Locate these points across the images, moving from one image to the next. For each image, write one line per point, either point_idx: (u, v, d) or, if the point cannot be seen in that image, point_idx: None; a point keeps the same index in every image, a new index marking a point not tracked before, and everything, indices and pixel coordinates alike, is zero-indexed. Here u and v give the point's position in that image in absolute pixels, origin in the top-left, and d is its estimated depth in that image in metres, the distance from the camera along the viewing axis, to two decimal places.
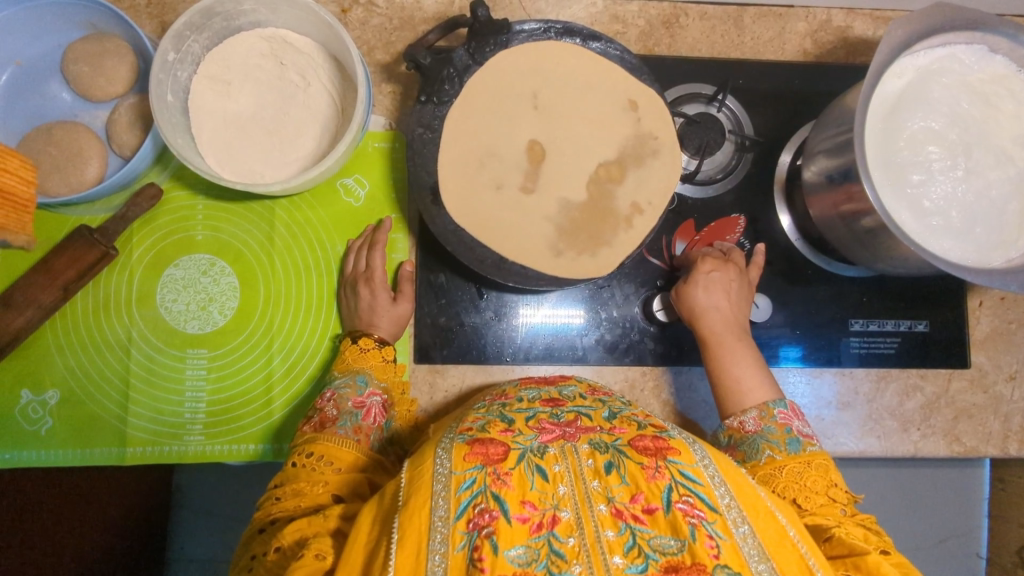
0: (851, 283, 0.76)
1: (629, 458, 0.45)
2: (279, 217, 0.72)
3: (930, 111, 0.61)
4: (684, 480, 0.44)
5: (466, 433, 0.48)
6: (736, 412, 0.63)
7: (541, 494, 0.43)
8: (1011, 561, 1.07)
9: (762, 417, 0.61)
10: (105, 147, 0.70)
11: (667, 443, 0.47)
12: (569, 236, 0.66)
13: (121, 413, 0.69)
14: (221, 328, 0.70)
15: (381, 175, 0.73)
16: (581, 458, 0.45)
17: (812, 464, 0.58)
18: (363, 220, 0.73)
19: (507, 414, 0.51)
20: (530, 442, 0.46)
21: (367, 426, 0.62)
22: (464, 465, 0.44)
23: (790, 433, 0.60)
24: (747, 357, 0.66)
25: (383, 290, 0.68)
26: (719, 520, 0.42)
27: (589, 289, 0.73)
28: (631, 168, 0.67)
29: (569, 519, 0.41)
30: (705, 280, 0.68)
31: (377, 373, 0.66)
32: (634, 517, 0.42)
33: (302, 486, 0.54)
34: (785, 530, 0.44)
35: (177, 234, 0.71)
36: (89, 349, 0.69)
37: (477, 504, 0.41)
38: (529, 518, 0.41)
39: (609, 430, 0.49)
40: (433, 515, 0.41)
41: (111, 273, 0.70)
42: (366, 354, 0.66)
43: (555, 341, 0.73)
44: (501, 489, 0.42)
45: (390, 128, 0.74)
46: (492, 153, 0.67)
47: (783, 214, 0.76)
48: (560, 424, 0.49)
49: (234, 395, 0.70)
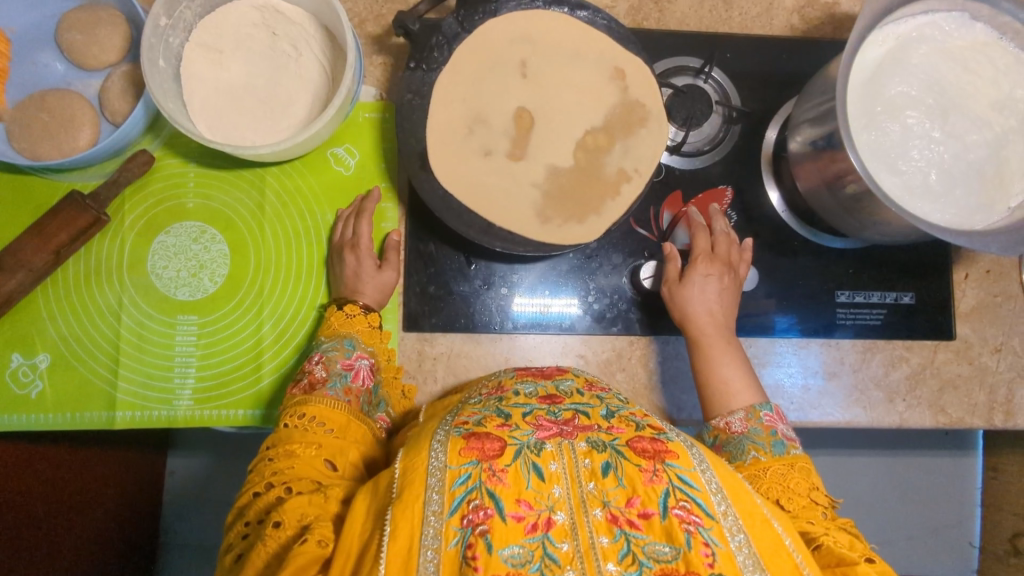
0: (838, 255, 0.77)
1: (626, 459, 0.45)
2: (270, 185, 0.73)
3: (909, 77, 0.62)
4: (681, 484, 0.44)
5: (462, 427, 0.48)
6: (722, 413, 0.64)
7: (536, 494, 0.43)
8: (1004, 548, 1.07)
9: (749, 418, 0.62)
10: (98, 114, 0.71)
11: (666, 446, 0.47)
12: (556, 203, 0.67)
13: (110, 376, 0.69)
14: (211, 294, 0.71)
15: (372, 145, 0.74)
16: (579, 458, 0.46)
17: (794, 467, 0.58)
18: (354, 190, 0.74)
19: (504, 408, 0.51)
20: (527, 438, 0.47)
21: (355, 388, 0.62)
22: (459, 459, 0.44)
23: (775, 436, 0.60)
24: (735, 359, 0.67)
25: (370, 254, 0.69)
26: (715, 527, 0.42)
27: (577, 258, 0.74)
28: (619, 136, 0.68)
29: (564, 523, 0.42)
30: (698, 280, 0.69)
31: (363, 338, 0.66)
32: (629, 523, 0.42)
33: (296, 447, 0.55)
34: (782, 540, 0.44)
35: (168, 201, 0.72)
36: (81, 314, 0.70)
37: (471, 500, 0.42)
38: (523, 517, 0.42)
39: (608, 428, 0.49)
40: (426, 510, 0.42)
41: (103, 240, 0.71)
42: (352, 318, 0.67)
43: (543, 311, 0.73)
44: (496, 486, 0.43)
45: (381, 100, 0.75)
46: (481, 120, 0.68)
47: (771, 189, 0.76)
48: (557, 422, 0.50)
49: (224, 360, 0.70)
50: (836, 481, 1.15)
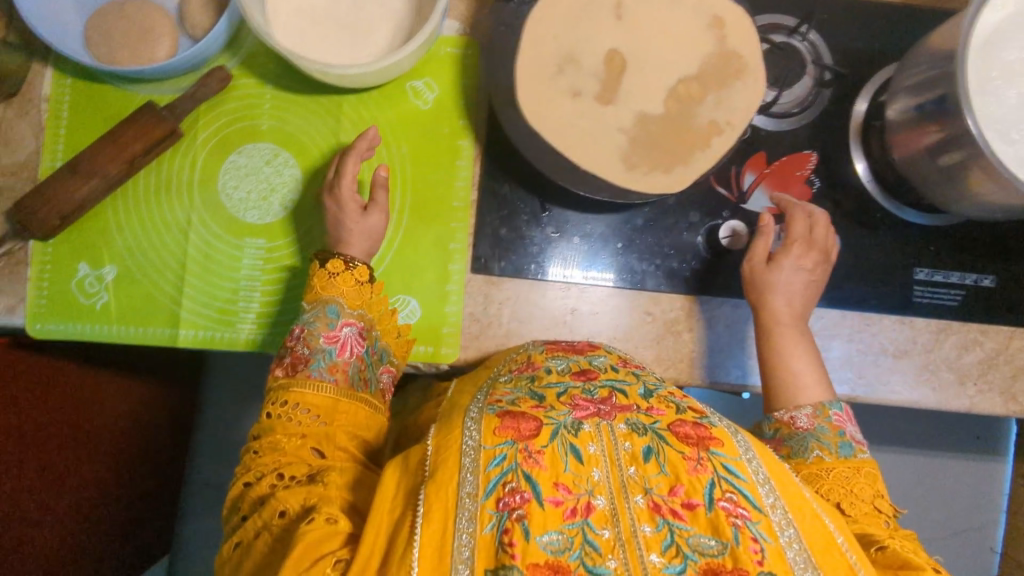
0: (919, 232, 0.74)
1: (670, 445, 0.46)
2: (346, 113, 0.71)
3: None
4: (727, 475, 0.44)
5: (496, 405, 0.49)
6: (787, 408, 0.63)
7: (575, 477, 0.44)
8: None
9: (817, 416, 0.61)
10: (177, 27, 0.69)
11: (709, 432, 0.47)
12: (643, 151, 0.65)
13: (175, 294, 0.68)
14: (280, 219, 0.70)
15: (452, 81, 0.72)
16: (618, 441, 0.47)
17: (861, 472, 0.58)
18: (431, 125, 0.72)
19: (538, 390, 0.52)
20: (563, 419, 0.48)
21: (342, 363, 0.60)
22: (494, 439, 0.45)
23: (842, 437, 0.60)
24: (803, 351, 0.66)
25: (354, 198, 0.66)
26: (762, 521, 0.42)
27: (652, 213, 0.72)
28: (713, 86, 0.65)
29: (604, 508, 0.42)
30: (784, 270, 0.67)
31: (347, 300, 0.63)
32: (672, 513, 0.43)
33: (280, 439, 0.55)
34: (832, 536, 0.44)
35: (242, 122, 0.70)
36: (148, 229, 0.69)
37: (507, 483, 0.42)
38: (562, 502, 0.42)
39: (647, 411, 0.50)
40: (460, 490, 0.42)
41: (174, 155, 0.69)
42: (336, 279, 0.63)
43: (614, 264, 0.72)
44: (532, 468, 0.43)
45: (464, 35, 0.72)
46: (572, 58, 0.65)
47: (857, 159, 0.74)
48: (594, 401, 0.50)
49: (288, 288, 0.69)
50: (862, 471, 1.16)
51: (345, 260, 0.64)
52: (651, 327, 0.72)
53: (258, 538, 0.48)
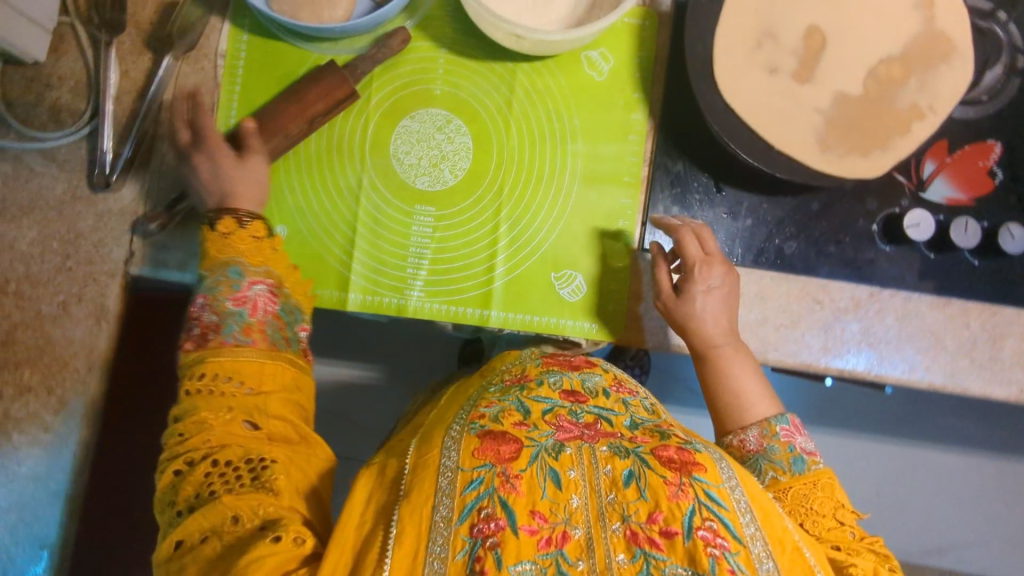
0: None
1: (651, 469, 0.47)
2: (520, 81, 0.69)
3: None
4: (709, 502, 0.45)
5: (480, 421, 0.50)
6: (736, 429, 0.62)
7: (552, 504, 0.45)
8: None
9: (765, 435, 0.60)
10: None
11: (693, 457, 0.48)
12: (840, 132, 0.63)
13: (344, 258, 0.67)
14: (450, 187, 0.68)
15: (629, 52, 0.70)
16: (600, 465, 0.48)
17: (819, 484, 0.57)
18: (605, 97, 0.70)
19: (526, 402, 0.52)
20: (546, 440, 0.49)
21: (257, 323, 0.55)
22: (473, 462, 0.46)
23: (795, 452, 0.59)
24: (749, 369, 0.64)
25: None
26: (742, 552, 0.44)
27: (828, 197, 0.70)
28: (916, 69, 0.63)
29: (579, 539, 0.44)
30: (706, 297, 0.63)
31: (249, 258, 0.57)
32: (651, 542, 0.44)
33: (206, 416, 0.49)
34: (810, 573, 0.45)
35: (415, 85, 0.69)
36: (319, 191, 0.68)
37: (482, 508, 0.44)
38: (538, 530, 0.44)
39: (631, 437, 0.51)
40: (435, 515, 0.43)
41: (347, 116, 0.68)
42: (230, 239, 0.58)
43: (787, 248, 0.70)
44: (509, 493, 0.45)
45: (644, 5, 0.70)
46: (770, 33, 0.63)
47: None
48: (579, 424, 0.52)
49: (457, 257, 0.68)
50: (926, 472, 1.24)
51: (238, 218, 0.59)
52: (820, 314, 0.69)
53: (206, 542, 0.44)
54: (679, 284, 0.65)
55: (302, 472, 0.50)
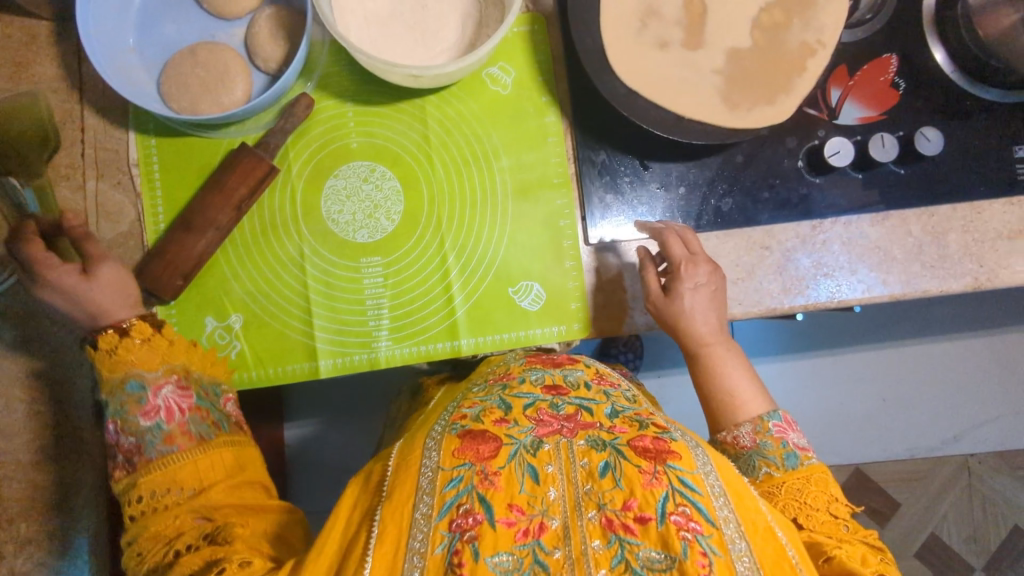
0: (1011, 111, 0.74)
1: (626, 459, 0.50)
2: (430, 114, 0.70)
3: None
4: (683, 488, 0.49)
5: (460, 423, 0.55)
6: (730, 427, 0.66)
7: (530, 498, 0.49)
8: None
9: (758, 431, 0.64)
10: (248, 65, 0.68)
11: (668, 447, 0.52)
12: (742, 87, 0.65)
13: (305, 328, 0.68)
14: (390, 233, 0.69)
15: (527, 60, 0.71)
16: (576, 457, 0.51)
17: (811, 479, 0.61)
18: (515, 108, 0.71)
19: (507, 401, 0.57)
20: (525, 436, 0.53)
21: (177, 428, 0.59)
22: (452, 461, 0.50)
23: (788, 448, 0.63)
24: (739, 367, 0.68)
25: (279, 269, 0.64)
26: (714, 536, 0.47)
27: (751, 146, 0.72)
28: (795, 10, 0.65)
29: (556, 529, 0.47)
30: (698, 299, 0.65)
31: (144, 365, 0.59)
32: (624, 528, 0.47)
33: (158, 529, 0.55)
34: (784, 550, 0.49)
35: (331, 144, 0.69)
36: (264, 270, 0.68)
37: (461, 505, 0.48)
38: (514, 523, 0.47)
39: (610, 428, 0.55)
40: (415, 513, 0.48)
41: (273, 191, 0.69)
42: (117, 355, 0.59)
43: (724, 205, 0.71)
44: (486, 489, 0.49)
45: (529, 12, 0.71)
46: (653, 10, 0.65)
47: (936, 49, 0.74)
48: (559, 418, 0.56)
49: (414, 299, 0.69)
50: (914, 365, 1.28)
51: (119, 328, 0.60)
52: (771, 260, 0.72)
53: None
54: (666, 284, 0.66)
55: (261, 524, 0.57)
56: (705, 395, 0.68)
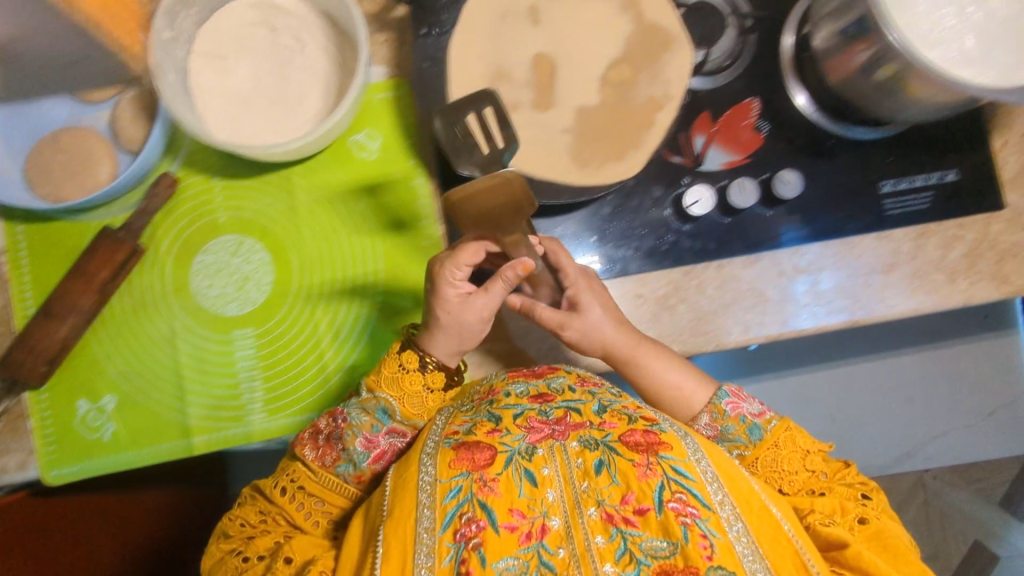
0: (875, 146, 0.75)
1: (619, 455, 0.54)
2: (297, 185, 0.72)
3: None
4: (677, 475, 0.52)
5: (451, 437, 0.56)
6: (687, 420, 0.67)
7: (529, 501, 0.52)
8: None
9: (715, 419, 0.65)
10: (112, 146, 0.69)
11: (658, 438, 0.55)
12: (592, 145, 0.66)
13: (179, 405, 0.69)
14: (261, 305, 0.71)
15: (391, 125, 0.72)
16: (571, 458, 0.54)
17: (779, 441, 0.63)
18: (382, 173, 0.72)
19: (495, 412, 0.57)
20: (517, 444, 0.55)
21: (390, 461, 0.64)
22: (450, 472, 0.53)
23: (749, 421, 0.64)
24: (671, 359, 0.68)
25: (455, 287, 0.63)
26: (711, 518, 0.50)
27: (616, 199, 0.74)
28: (642, 65, 0.66)
29: (558, 529, 0.51)
30: (587, 324, 0.66)
31: (402, 408, 0.64)
32: (625, 521, 0.50)
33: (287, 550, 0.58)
34: (781, 527, 0.53)
35: (200, 220, 0.70)
36: (135, 350, 0.69)
37: (464, 512, 0.51)
38: (516, 527, 0.50)
39: (600, 425, 0.56)
40: (418, 528, 0.51)
41: (142, 270, 0.69)
42: (399, 378, 0.65)
43: (593, 256, 0.73)
44: (487, 496, 0.52)
45: (392, 76, 0.72)
46: (502, 74, 0.65)
47: (796, 94, 0.74)
48: (548, 422, 0.56)
49: (288, 369, 0.70)
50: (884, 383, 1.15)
51: (424, 362, 0.65)
52: (645, 309, 0.73)
53: None
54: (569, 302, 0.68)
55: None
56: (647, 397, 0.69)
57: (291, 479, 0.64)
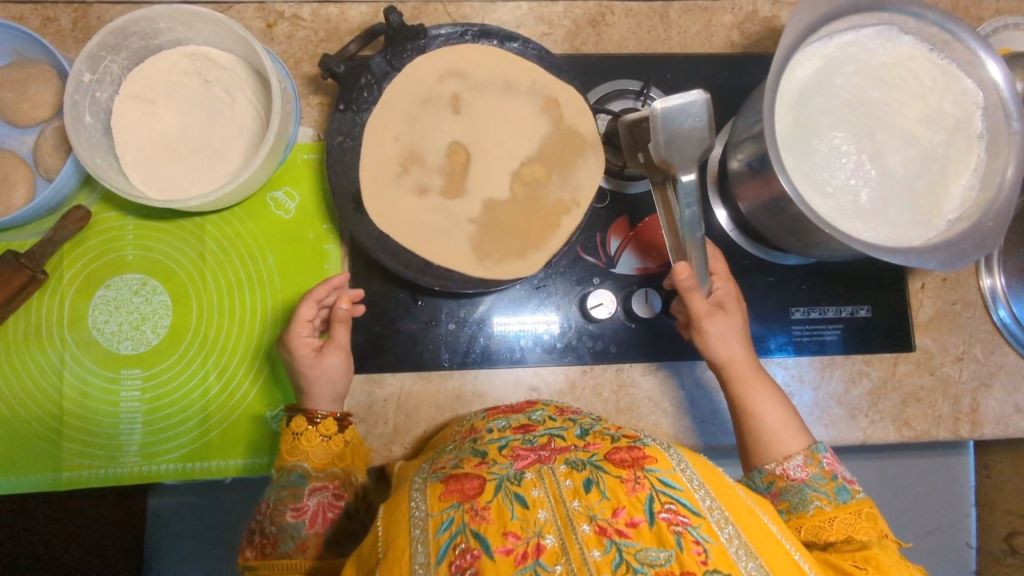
0: (791, 271, 0.75)
1: (607, 472, 0.47)
2: (209, 233, 0.72)
3: (831, 99, 0.62)
4: (665, 487, 0.45)
5: (440, 471, 0.50)
6: (778, 459, 0.58)
7: (522, 523, 0.43)
8: (999, 548, 1.05)
9: (809, 463, 0.57)
10: (32, 171, 0.70)
11: (643, 452, 0.48)
12: (494, 237, 0.66)
13: (54, 436, 0.70)
14: (154, 347, 0.71)
15: (311, 186, 0.73)
16: (559, 480, 0.47)
17: (862, 514, 0.54)
18: (295, 232, 0.73)
19: (481, 448, 0.52)
20: (506, 470, 0.48)
21: (313, 534, 0.59)
22: (440, 505, 0.45)
23: (838, 482, 0.56)
24: (775, 394, 0.63)
25: (308, 342, 0.66)
26: (703, 524, 0.43)
27: (525, 289, 0.73)
28: (555, 168, 0.67)
29: (554, 546, 0.42)
30: (719, 329, 0.63)
31: (313, 463, 0.61)
32: (618, 532, 0.43)
33: None
34: (772, 532, 0.46)
35: (108, 255, 0.71)
36: (21, 375, 0.69)
37: (458, 545, 0.43)
38: (512, 549, 0.42)
39: (584, 448, 0.51)
40: (413, 563, 0.42)
41: (42, 296, 0.70)
42: (299, 440, 0.62)
43: (493, 343, 0.72)
44: (480, 524, 0.43)
45: (318, 139, 0.74)
46: (415, 157, 0.67)
47: (717, 206, 0.75)
48: (534, 449, 0.51)
49: (169, 415, 0.71)
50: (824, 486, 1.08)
51: (311, 417, 0.63)
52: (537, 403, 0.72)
53: None
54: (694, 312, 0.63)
55: None
56: (745, 434, 0.61)
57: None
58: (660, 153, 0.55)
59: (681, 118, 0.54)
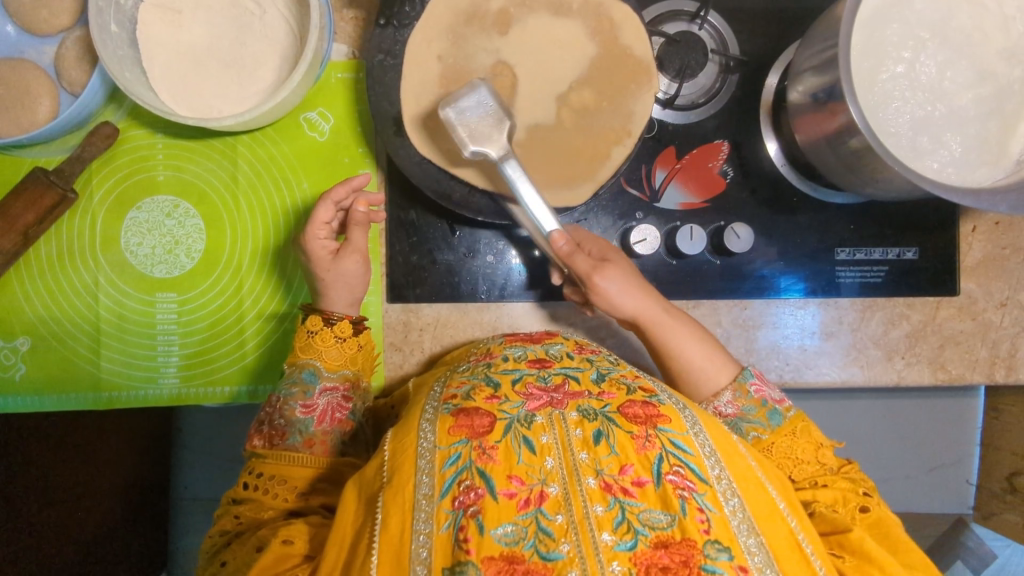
0: (838, 210, 0.73)
1: (619, 427, 0.47)
2: (241, 155, 0.70)
3: (908, 26, 0.58)
4: (675, 450, 0.46)
5: (450, 402, 0.50)
6: (705, 399, 0.61)
7: (528, 468, 0.44)
8: (999, 486, 0.94)
9: (738, 397, 0.60)
10: (55, 84, 0.66)
11: (658, 411, 0.49)
12: (539, 168, 0.63)
13: (94, 358, 0.70)
14: (189, 271, 0.70)
15: (346, 108, 0.70)
16: (570, 428, 0.47)
17: (797, 432, 0.58)
18: (330, 157, 0.70)
19: (493, 378, 0.52)
20: (517, 411, 0.48)
21: (320, 433, 0.59)
22: (449, 439, 0.46)
23: (770, 407, 0.59)
24: (687, 332, 0.62)
25: (325, 244, 0.64)
26: (709, 493, 0.44)
27: (566, 222, 0.71)
28: (606, 94, 0.64)
29: (556, 495, 0.43)
30: (612, 280, 0.60)
31: (325, 363, 0.61)
32: (623, 490, 0.43)
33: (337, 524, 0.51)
34: (775, 506, 0.46)
35: (138, 174, 0.69)
36: (57, 294, 0.69)
37: (462, 481, 0.44)
38: (515, 494, 0.43)
39: (598, 395, 0.50)
40: (417, 493, 0.44)
41: (73, 217, 0.68)
42: (314, 338, 0.62)
43: (533, 275, 0.71)
44: (486, 464, 0.44)
45: (353, 58, 0.70)
46: (460, 79, 0.63)
47: (768, 139, 0.72)
48: (547, 390, 0.51)
49: (207, 339, 0.71)
50: (822, 420, 1.02)
51: (327, 317, 0.63)
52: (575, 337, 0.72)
53: None
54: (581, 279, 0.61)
55: None
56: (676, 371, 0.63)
57: (253, 473, 0.57)
58: (476, 147, 0.59)
59: (472, 111, 0.59)
